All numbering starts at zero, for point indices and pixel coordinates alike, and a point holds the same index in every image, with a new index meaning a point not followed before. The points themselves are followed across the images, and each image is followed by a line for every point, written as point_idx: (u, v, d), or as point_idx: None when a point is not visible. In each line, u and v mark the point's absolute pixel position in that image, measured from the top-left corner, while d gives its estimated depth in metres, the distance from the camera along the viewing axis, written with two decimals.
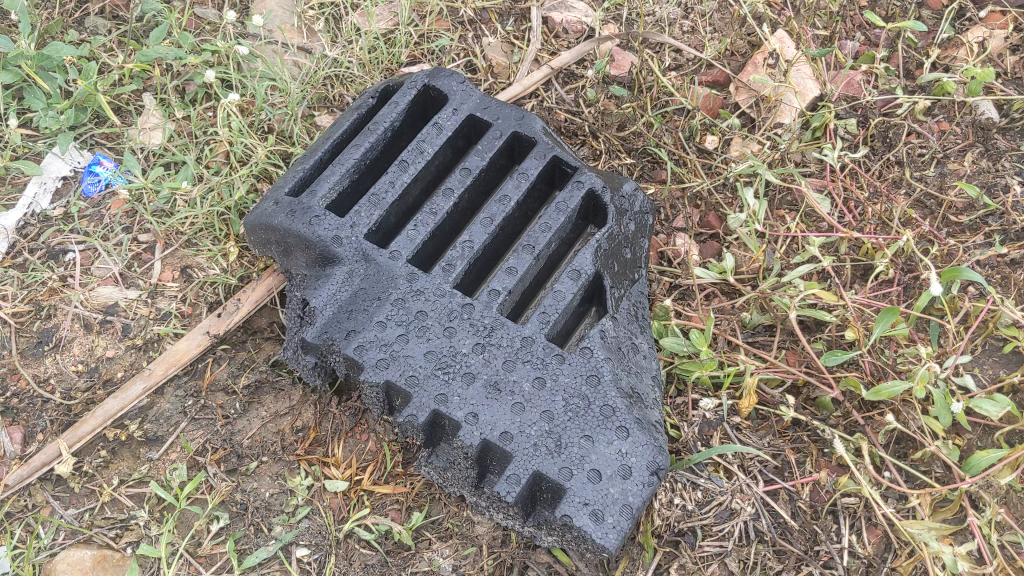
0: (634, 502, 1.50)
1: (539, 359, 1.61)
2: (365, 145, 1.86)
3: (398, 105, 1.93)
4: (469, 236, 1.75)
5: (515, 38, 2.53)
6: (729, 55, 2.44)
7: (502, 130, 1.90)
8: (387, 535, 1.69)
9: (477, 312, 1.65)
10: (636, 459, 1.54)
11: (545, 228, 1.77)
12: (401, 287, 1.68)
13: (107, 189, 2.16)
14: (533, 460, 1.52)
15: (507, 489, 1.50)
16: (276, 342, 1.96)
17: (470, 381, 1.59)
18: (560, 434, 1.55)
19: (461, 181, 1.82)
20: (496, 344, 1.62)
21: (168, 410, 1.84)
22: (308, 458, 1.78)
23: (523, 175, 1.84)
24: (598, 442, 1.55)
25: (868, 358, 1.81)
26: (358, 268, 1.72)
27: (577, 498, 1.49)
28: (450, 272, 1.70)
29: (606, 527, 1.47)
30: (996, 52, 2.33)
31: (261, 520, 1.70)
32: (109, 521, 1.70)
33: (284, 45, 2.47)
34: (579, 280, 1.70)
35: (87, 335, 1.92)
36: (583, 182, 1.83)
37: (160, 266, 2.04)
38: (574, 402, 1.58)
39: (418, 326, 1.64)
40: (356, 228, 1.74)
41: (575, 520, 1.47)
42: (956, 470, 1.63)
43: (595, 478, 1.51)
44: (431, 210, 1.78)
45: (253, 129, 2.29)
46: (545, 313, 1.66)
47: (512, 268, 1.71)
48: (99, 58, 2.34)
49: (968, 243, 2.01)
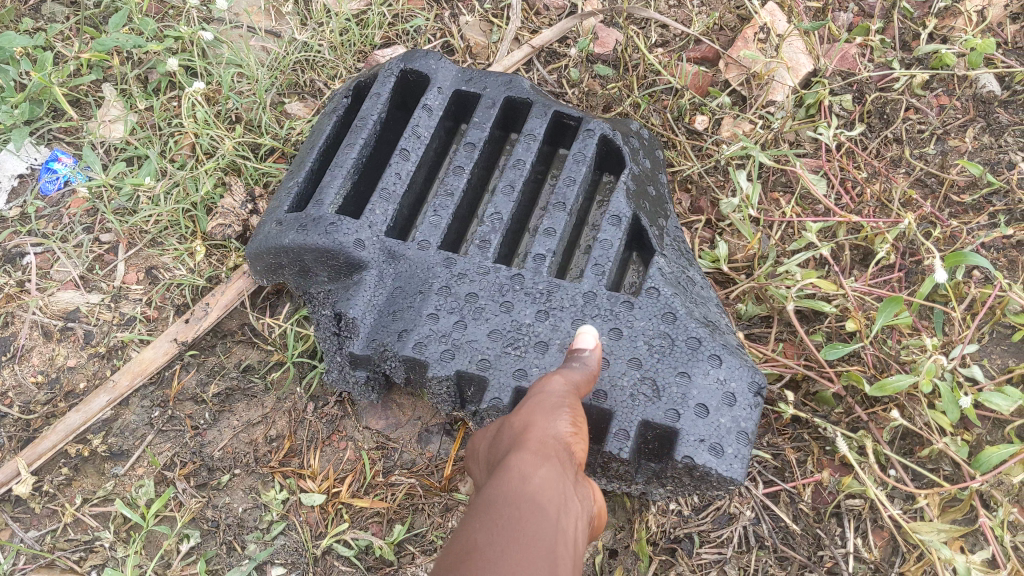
0: (749, 426, 1.38)
1: (607, 311, 1.47)
2: (359, 142, 1.71)
3: (380, 95, 1.78)
4: (495, 208, 1.61)
5: (494, 16, 2.42)
6: (718, 29, 2.34)
7: (494, 99, 1.78)
8: (368, 550, 1.60)
9: (528, 280, 1.51)
10: (736, 384, 1.41)
11: (570, 182, 1.65)
12: (441, 275, 1.54)
13: (65, 187, 2.06)
14: (635, 410, 1.39)
15: (619, 445, 1.37)
16: (247, 345, 1.85)
17: (545, 348, 1.45)
18: (653, 377, 1.41)
19: (468, 156, 1.69)
20: (558, 307, 1.48)
21: (134, 422, 1.73)
22: (282, 470, 1.68)
23: (530, 136, 1.71)
24: (695, 375, 1.41)
25: (870, 350, 1.71)
26: (388, 268, 1.57)
27: (692, 437, 1.36)
28: (487, 248, 1.56)
29: (729, 458, 1.35)
30: (996, 22, 2.22)
31: (234, 538, 1.61)
32: (71, 544, 1.61)
33: (250, 29, 2.37)
34: (621, 225, 1.58)
35: (47, 343, 1.82)
36: (592, 130, 1.71)
37: (124, 267, 1.94)
38: (657, 342, 1.44)
39: (472, 309, 1.50)
40: (374, 227, 1.58)
41: (697, 459, 1.35)
42: (966, 468, 1.54)
43: (703, 412, 1.38)
44: (447, 191, 1.64)
45: (219, 118, 2.17)
46: (598, 264, 1.53)
47: (550, 228, 1.58)
48: (55, 47, 2.23)
49: (971, 225, 1.91)
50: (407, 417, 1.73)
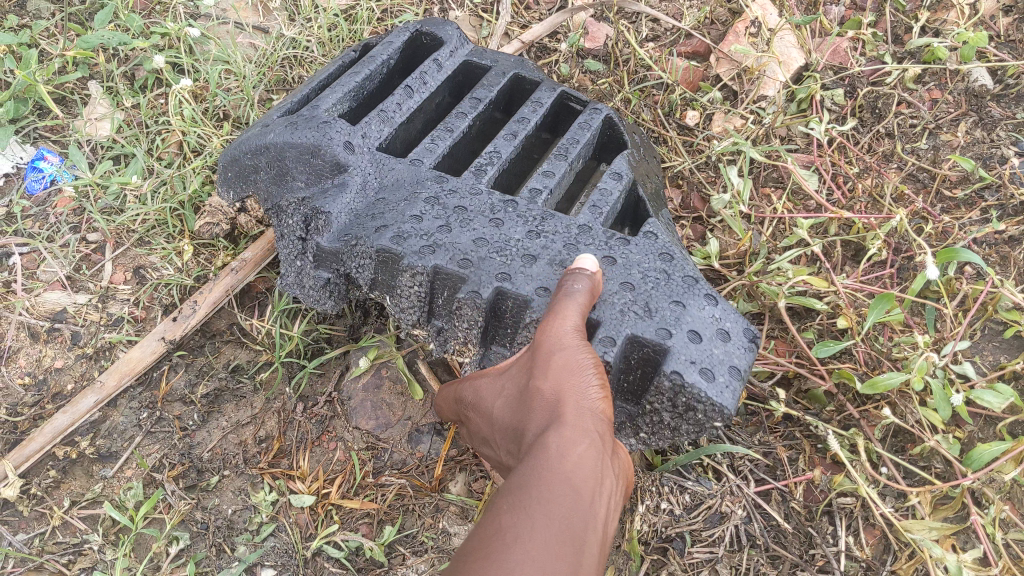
0: (741, 364, 1.33)
1: (602, 242, 1.47)
2: (364, 73, 1.73)
3: (393, 44, 1.82)
4: (495, 147, 1.63)
5: (483, 11, 2.43)
6: (709, 23, 2.34)
7: (504, 71, 1.84)
8: (358, 552, 1.58)
9: (522, 205, 1.51)
10: (731, 324, 1.38)
11: (574, 141, 1.68)
12: (431, 188, 1.53)
13: (51, 186, 2.04)
14: (624, 323, 1.34)
15: (603, 350, 1.30)
16: (236, 345, 1.86)
17: (532, 261, 1.41)
18: (646, 300, 1.38)
19: (472, 107, 1.72)
20: (551, 231, 1.47)
21: (122, 424, 1.72)
22: (272, 471, 1.67)
23: (537, 103, 1.76)
24: (690, 307, 1.37)
25: (861, 348, 1.71)
26: (372, 178, 1.57)
27: (684, 356, 1.31)
28: (482, 176, 1.56)
29: (719, 386, 1.29)
30: (988, 15, 2.21)
31: (224, 540, 1.58)
32: (61, 547, 1.57)
33: (237, 25, 2.35)
34: (621, 182, 1.62)
35: (34, 344, 1.80)
36: (600, 110, 1.78)
37: (111, 267, 1.93)
38: (652, 274, 1.42)
39: (460, 218, 1.48)
40: (367, 138, 1.60)
41: (685, 377, 1.29)
42: (958, 465, 1.54)
43: (696, 338, 1.33)
44: (447, 128, 1.66)
45: (208, 116, 2.16)
46: (597, 207, 1.54)
47: (550, 170, 1.59)
48: (40, 45, 2.21)
49: (964, 220, 1.88)
50: (397, 418, 1.74)
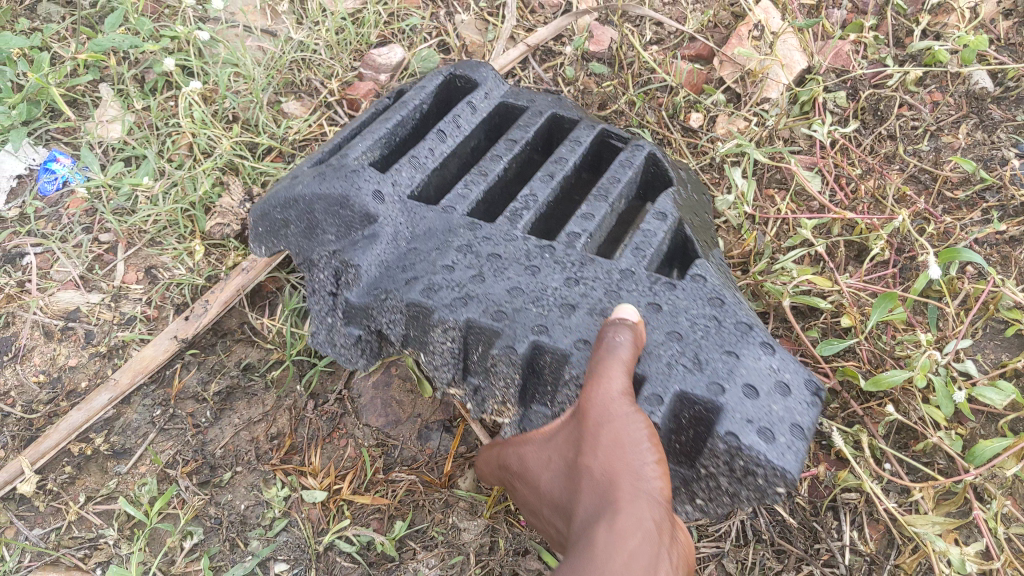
0: (804, 421, 1.20)
1: (646, 288, 1.37)
2: (395, 118, 1.69)
3: (427, 87, 1.79)
4: (531, 190, 1.57)
5: (489, 15, 2.44)
6: (713, 27, 2.37)
7: (540, 110, 1.79)
8: (370, 546, 1.61)
9: (559, 251, 1.44)
10: (790, 376, 1.25)
11: (614, 180, 1.62)
12: (464, 236, 1.48)
13: (64, 187, 2.07)
14: (672, 377, 1.23)
15: (650, 409, 1.19)
16: (247, 344, 1.88)
17: (570, 310, 1.33)
18: (695, 351, 1.27)
19: (508, 149, 1.68)
20: (590, 278, 1.39)
21: (136, 421, 1.75)
22: (284, 467, 1.70)
23: (575, 142, 1.71)
24: (744, 357, 1.26)
25: (866, 345, 1.73)
26: (403, 228, 1.51)
27: (738, 415, 1.18)
28: (518, 220, 1.50)
29: (780, 447, 1.15)
30: (988, 18, 2.24)
31: (237, 535, 1.61)
32: (76, 542, 1.61)
33: (246, 27, 2.38)
34: (665, 221, 1.54)
35: (48, 343, 1.83)
36: (642, 146, 1.71)
37: (123, 266, 1.95)
38: (701, 322, 1.32)
39: (494, 267, 1.42)
40: (398, 186, 1.55)
41: (742, 439, 1.16)
42: (960, 461, 1.56)
43: (752, 393, 1.21)
44: (482, 172, 1.61)
45: (217, 118, 2.18)
46: (639, 248, 1.46)
47: (588, 213, 1.52)
48: (51, 48, 2.23)
49: (965, 221, 1.91)
50: (406, 415, 1.76)
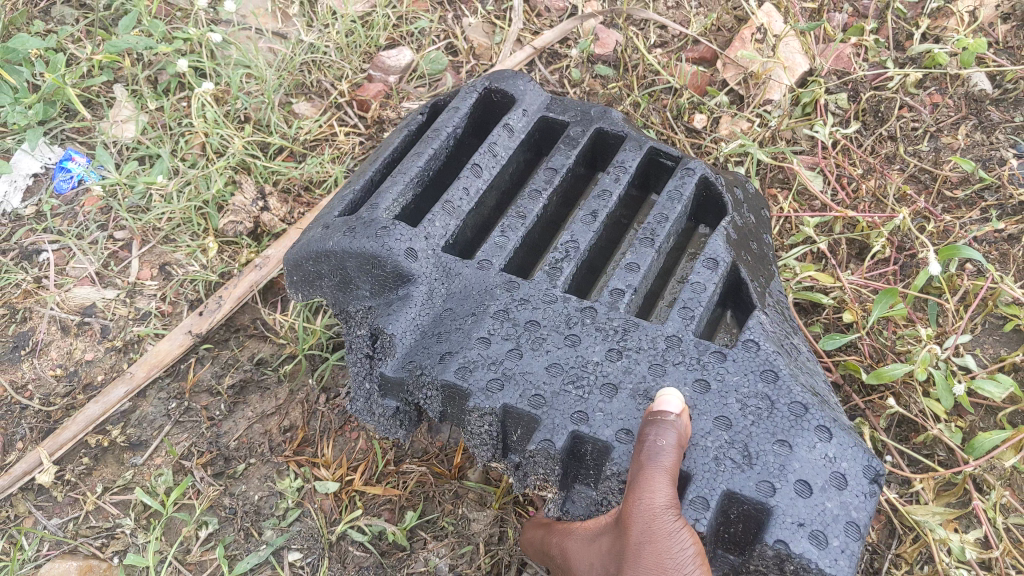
0: (860, 517, 1.14)
1: (693, 359, 1.28)
2: (427, 153, 1.59)
3: (460, 110, 1.67)
4: (571, 236, 1.46)
5: (496, 18, 2.47)
6: (716, 30, 2.39)
7: (583, 129, 1.66)
8: (381, 536, 1.63)
9: (601, 315, 1.34)
10: (847, 464, 1.18)
11: (662, 218, 1.49)
12: (501, 298, 1.38)
13: (79, 186, 2.11)
14: (720, 477, 1.16)
15: (695, 515, 1.13)
16: (259, 339, 1.91)
17: (613, 392, 1.26)
18: (745, 441, 1.19)
19: (547, 180, 1.57)
20: (634, 348, 1.30)
21: (152, 414, 1.79)
22: (297, 459, 1.73)
23: (620, 168, 1.58)
24: (798, 447, 1.19)
25: (867, 340, 1.76)
26: (438, 285, 1.42)
27: (789, 519, 1.13)
28: (557, 276, 1.40)
29: (833, 553, 1.11)
30: (987, 22, 2.27)
31: (251, 524, 1.64)
32: (94, 530, 1.64)
33: (258, 30, 2.41)
34: (718, 268, 1.41)
35: (65, 338, 1.87)
36: (693, 169, 1.56)
37: (138, 263, 1.99)
38: (752, 403, 1.23)
39: (532, 338, 1.33)
40: (430, 239, 1.45)
41: (793, 547, 1.11)
42: (959, 453, 1.60)
43: (805, 491, 1.15)
44: (519, 213, 1.51)
45: (229, 119, 2.22)
46: (686, 307, 1.34)
47: (633, 264, 1.41)
48: (67, 49, 2.27)
49: (964, 219, 1.95)
50: None
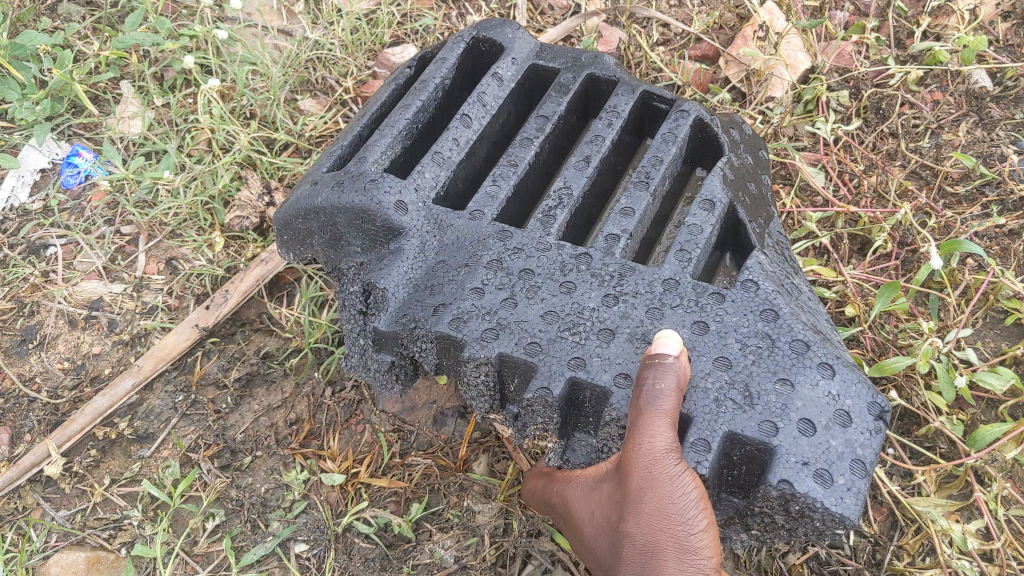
0: (866, 455, 1.15)
1: (692, 301, 1.29)
2: (415, 105, 1.60)
3: (447, 61, 1.68)
4: (565, 182, 1.47)
5: (500, 15, 2.48)
6: (718, 28, 2.41)
7: (573, 76, 1.67)
8: (387, 528, 1.64)
9: (596, 260, 1.35)
10: (851, 402, 1.20)
11: (656, 160, 1.50)
12: (493, 247, 1.39)
13: (86, 181, 2.12)
14: (720, 418, 1.17)
15: (696, 458, 1.14)
16: (266, 333, 1.93)
17: (610, 337, 1.26)
18: (746, 382, 1.20)
19: (539, 129, 1.58)
20: (631, 293, 1.31)
21: (159, 406, 1.80)
22: (303, 452, 1.73)
23: (613, 113, 1.59)
24: (800, 385, 1.20)
25: (868, 334, 1.78)
26: (430, 239, 1.44)
27: (793, 458, 1.14)
28: (550, 223, 1.41)
29: (839, 491, 1.12)
30: (987, 20, 2.28)
31: (258, 516, 1.65)
32: (102, 522, 1.65)
33: (264, 27, 2.43)
34: (714, 210, 1.42)
35: (72, 331, 1.88)
36: (687, 111, 1.58)
37: (144, 258, 2.00)
38: (752, 343, 1.24)
39: (526, 286, 1.34)
40: (421, 191, 1.47)
41: (797, 486, 1.12)
42: (961, 445, 1.60)
43: (808, 430, 1.16)
44: (511, 161, 1.52)
45: (234, 115, 2.24)
46: (683, 249, 1.36)
47: (628, 208, 1.42)
48: (74, 46, 2.29)
49: (965, 215, 1.96)
50: (422, 401, 1.80)
